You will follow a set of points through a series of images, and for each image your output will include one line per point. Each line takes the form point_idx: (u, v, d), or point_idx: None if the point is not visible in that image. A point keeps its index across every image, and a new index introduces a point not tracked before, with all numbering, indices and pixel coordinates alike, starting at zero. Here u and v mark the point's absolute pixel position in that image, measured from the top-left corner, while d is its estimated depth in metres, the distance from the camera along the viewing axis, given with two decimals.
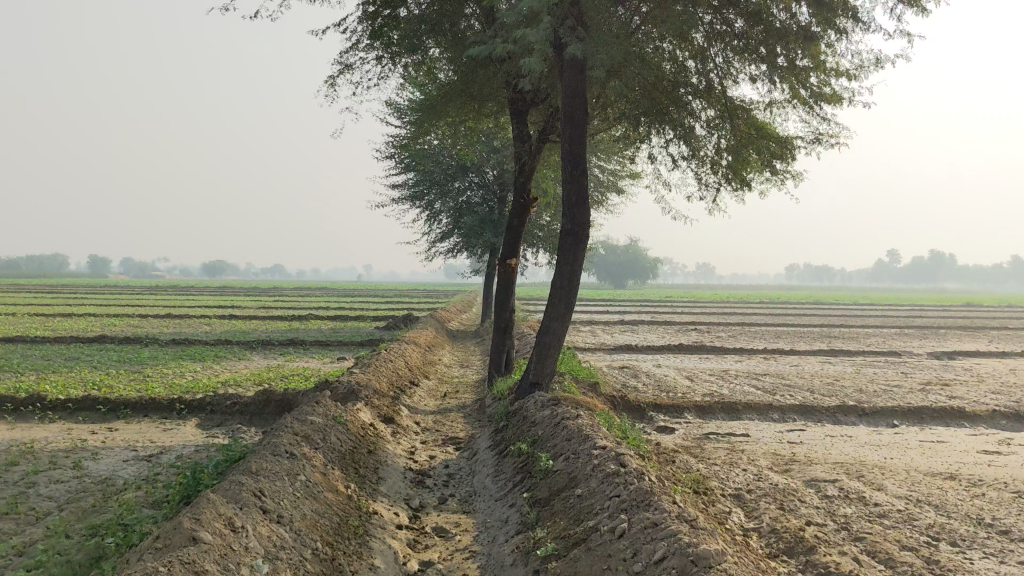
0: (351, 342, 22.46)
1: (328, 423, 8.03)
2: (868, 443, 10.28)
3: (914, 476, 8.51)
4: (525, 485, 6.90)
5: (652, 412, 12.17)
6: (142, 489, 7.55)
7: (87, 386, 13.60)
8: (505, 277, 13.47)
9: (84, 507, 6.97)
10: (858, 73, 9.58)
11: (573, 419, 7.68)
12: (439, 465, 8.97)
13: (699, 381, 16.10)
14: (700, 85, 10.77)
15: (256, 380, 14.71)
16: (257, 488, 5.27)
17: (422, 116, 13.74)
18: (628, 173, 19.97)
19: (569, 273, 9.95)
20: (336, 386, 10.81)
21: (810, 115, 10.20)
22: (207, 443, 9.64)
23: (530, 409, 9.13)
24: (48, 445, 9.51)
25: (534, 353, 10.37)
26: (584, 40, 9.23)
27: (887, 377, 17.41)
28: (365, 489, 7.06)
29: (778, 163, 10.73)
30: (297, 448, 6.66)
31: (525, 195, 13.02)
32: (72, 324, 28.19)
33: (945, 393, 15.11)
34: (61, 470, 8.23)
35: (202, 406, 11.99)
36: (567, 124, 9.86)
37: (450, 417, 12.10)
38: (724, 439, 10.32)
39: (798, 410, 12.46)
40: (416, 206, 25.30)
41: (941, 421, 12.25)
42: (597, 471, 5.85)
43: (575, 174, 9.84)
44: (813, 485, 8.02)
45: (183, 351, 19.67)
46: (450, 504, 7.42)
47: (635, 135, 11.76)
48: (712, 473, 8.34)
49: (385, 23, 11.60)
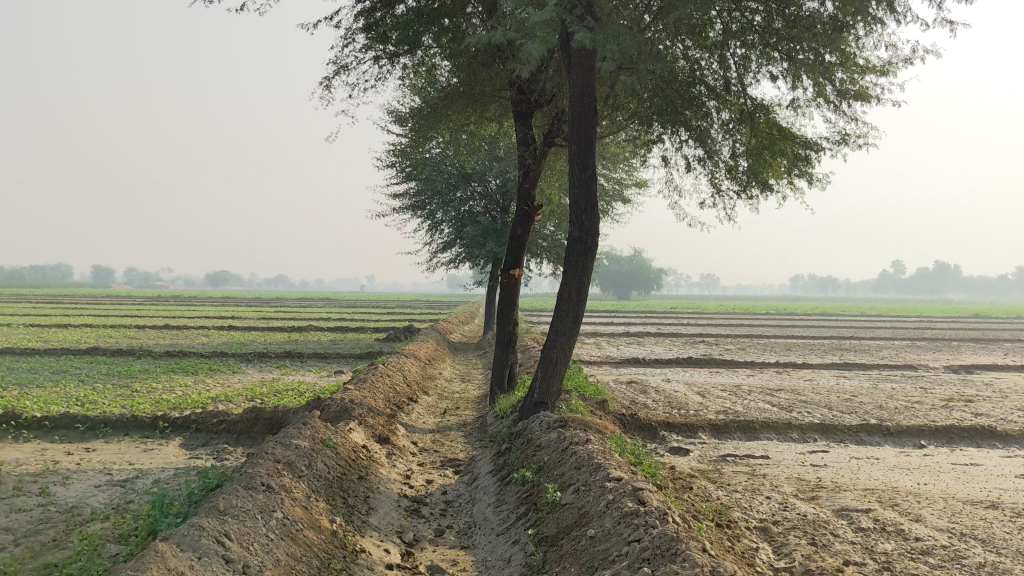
0: (349, 355, 21.77)
1: (315, 447, 7.34)
2: (898, 467, 9.57)
3: (953, 505, 7.81)
4: (530, 520, 6.22)
5: (664, 430, 11.48)
6: (111, 520, 6.90)
7: (70, 402, 12.92)
8: (509, 289, 12.75)
9: (43, 542, 6.31)
10: (889, 68, 8.93)
11: (583, 444, 6.99)
12: (437, 491, 8.29)
13: (712, 397, 15.39)
14: (715, 83, 10.12)
15: (249, 395, 14.04)
16: (221, 532, 4.64)
17: (420, 119, 13.06)
18: (635, 181, 19.37)
19: (576, 285, 9.28)
20: (328, 403, 10.13)
21: (836, 114, 9.51)
22: (188, 466, 8.97)
23: (535, 430, 8.44)
24: (18, 468, 8.82)
25: (539, 369, 9.67)
26: (593, 31, 8.59)
27: (907, 392, 16.71)
28: (353, 522, 6.38)
29: (803, 166, 10.01)
30: (276, 479, 5.98)
31: (530, 201, 12.27)
32: (64, 335, 27.52)
33: (970, 410, 14.37)
34: (25, 497, 7.50)
35: (188, 425, 11.29)
36: (574, 125, 9.19)
37: (450, 436, 11.42)
38: (742, 462, 9.63)
39: (820, 429, 11.79)
40: (417, 215, 24.75)
41: (971, 441, 11.54)
42: (612, 509, 5.16)
43: (584, 179, 9.15)
44: (845, 516, 7.34)
45: (175, 364, 18.97)
46: (448, 538, 6.73)
47: (646, 138, 11.07)
48: (734, 502, 7.66)
49: (382, 19, 10.96)
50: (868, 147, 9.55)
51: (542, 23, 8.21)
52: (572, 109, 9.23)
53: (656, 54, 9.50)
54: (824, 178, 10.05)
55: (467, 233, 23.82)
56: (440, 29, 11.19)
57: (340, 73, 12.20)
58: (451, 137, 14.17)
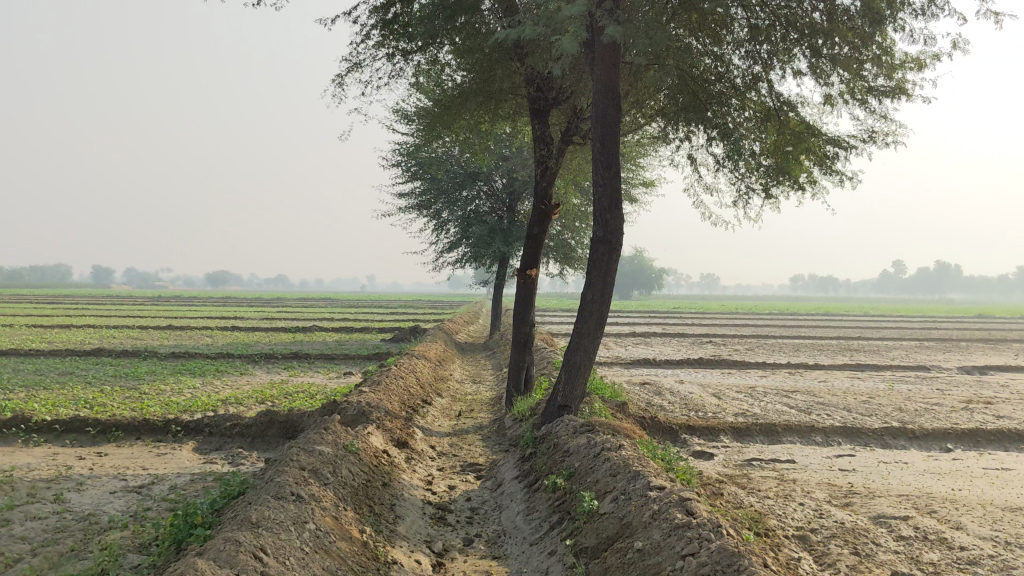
0: (357, 356, 21.59)
1: (338, 454, 7.13)
2: (930, 471, 9.38)
3: (993, 512, 7.60)
4: (566, 529, 6.02)
5: (685, 433, 11.27)
6: (130, 529, 6.68)
7: (79, 404, 12.71)
8: (525, 289, 12.52)
9: (61, 552, 6.08)
10: (924, 62, 8.72)
11: (616, 451, 6.79)
12: (460, 497, 8.09)
13: (728, 399, 15.19)
14: (738, 80, 9.84)
15: (260, 397, 13.82)
16: (257, 547, 4.48)
17: (432, 118, 12.84)
18: (642, 181, 19.18)
19: (601, 284, 9.07)
20: (345, 407, 9.91)
21: (866, 111, 9.28)
22: (203, 471, 8.76)
23: (561, 434, 8.23)
24: (30, 473, 8.60)
25: (562, 372, 9.47)
26: (624, 25, 8.38)
27: (924, 394, 16.53)
28: (381, 532, 6.19)
29: (830, 164, 9.72)
30: (304, 487, 5.78)
31: (547, 201, 12.06)
32: (68, 335, 27.34)
33: (992, 412, 14.17)
34: (40, 504, 7.27)
35: (201, 428, 11.06)
36: (597, 122, 8.96)
37: (468, 440, 11.21)
38: (769, 466, 9.43)
39: (844, 432, 11.57)
40: (423, 215, 24.46)
41: (998, 444, 11.35)
42: (659, 521, 4.98)
43: (609, 176, 8.92)
44: (884, 523, 7.12)
45: (183, 365, 18.77)
46: (479, 547, 6.53)
47: (665, 136, 10.79)
48: (767, 509, 7.45)
49: (398, 16, 10.71)
50: (899, 144, 9.30)
51: (572, 17, 7.99)
52: (596, 107, 9.01)
53: (681, 49, 9.21)
54: (852, 178, 9.79)
55: (474, 233, 23.59)
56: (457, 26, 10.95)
57: (352, 70, 11.96)
58: (465, 135, 13.93)
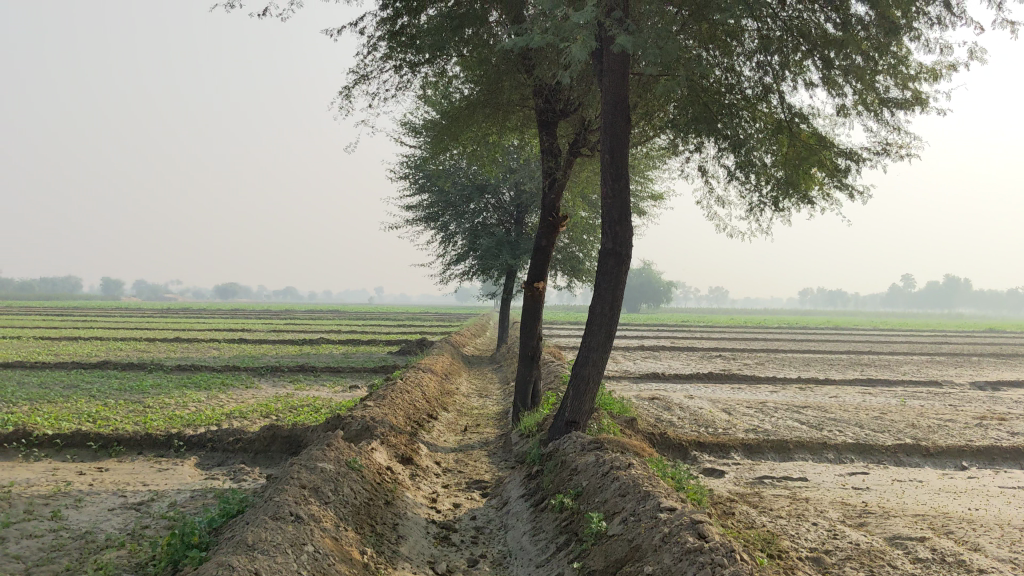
0: (364, 369, 21.43)
1: (340, 471, 6.97)
2: (945, 490, 9.18)
3: (1011, 533, 7.41)
4: (573, 551, 5.85)
5: (694, 450, 11.09)
6: (127, 547, 6.54)
7: (82, 418, 12.59)
8: (532, 304, 12.35)
9: (55, 572, 5.93)
10: (938, 73, 8.58)
11: (625, 469, 6.62)
12: (465, 516, 7.93)
13: (738, 414, 15.00)
14: (749, 92, 9.70)
15: (264, 411, 13.69)
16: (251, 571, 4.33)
17: (439, 132, 12.73)
18: (651, 194, 19.05)
19: (610, 299, 8.91)
20: (349, 422, 9.75)
21: (878, 123, 9.13)
22: (204, 488, 8.61)
23: (568, 451, 8.06)
24: (29, 489, 8.46)
25: (570, 387, 9.31)
26: (633, 34, 8.23)
27: (938, 410, 16.30)
28: (383, 552, 6.04)
29: (842, 176, 9.56)
30: (305, 507, 5.63)
31: (555, 213, 11.89)
32: (75, 347, 27.27)
33: (1007, 429, 13.96)
34: (37, 522, 7.12)
35: (203, 442, 10.93)
36: (606, 133, 8.80)
37: (473, 456, 11.05)
38: (781, 485, 9.23)
39: (857, 449, 11.37)
40: (430, 228, 24.40)
41: (1013, 461, 11.14)
42: (669, 544, 4.82)
43: (618, 188, 8.77)
44: (900, 545, 6.93)
45: (188, 378, 18.66)
46: (483, 568, 6.37)
47: (676, 148, 10.66)
48: (780, 529, 7.26)
49: (405, 27, 10.58)
50: (912, 156, 9.15)
51: (582, 26, 7.82)
52: (604, 119, 8.86)
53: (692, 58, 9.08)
54: (864, 191, 9.65)
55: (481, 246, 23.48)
56: (463, 38, 10.83)
57: (358, 82, 11.84)
58: (472, 148, 13.83)
